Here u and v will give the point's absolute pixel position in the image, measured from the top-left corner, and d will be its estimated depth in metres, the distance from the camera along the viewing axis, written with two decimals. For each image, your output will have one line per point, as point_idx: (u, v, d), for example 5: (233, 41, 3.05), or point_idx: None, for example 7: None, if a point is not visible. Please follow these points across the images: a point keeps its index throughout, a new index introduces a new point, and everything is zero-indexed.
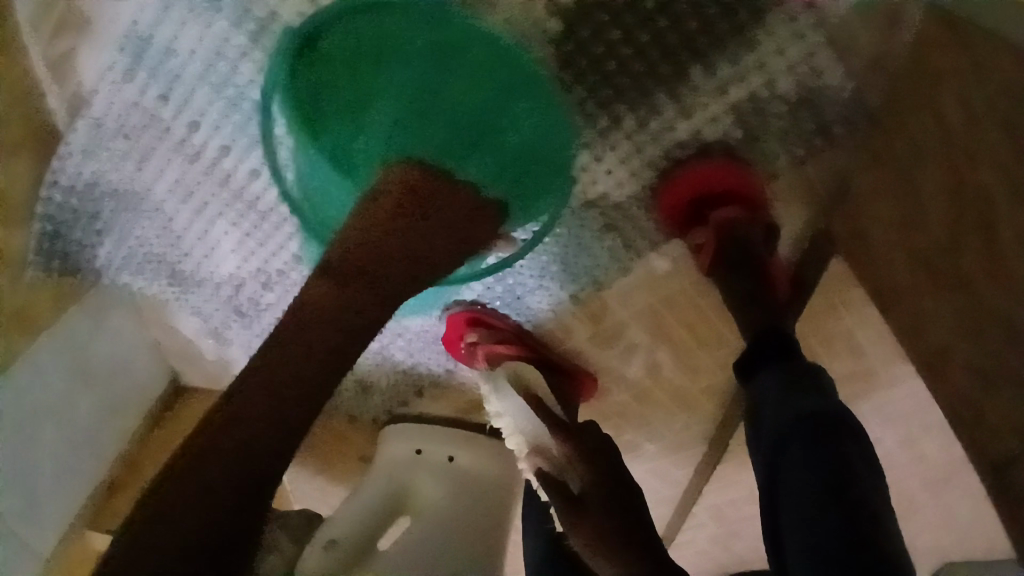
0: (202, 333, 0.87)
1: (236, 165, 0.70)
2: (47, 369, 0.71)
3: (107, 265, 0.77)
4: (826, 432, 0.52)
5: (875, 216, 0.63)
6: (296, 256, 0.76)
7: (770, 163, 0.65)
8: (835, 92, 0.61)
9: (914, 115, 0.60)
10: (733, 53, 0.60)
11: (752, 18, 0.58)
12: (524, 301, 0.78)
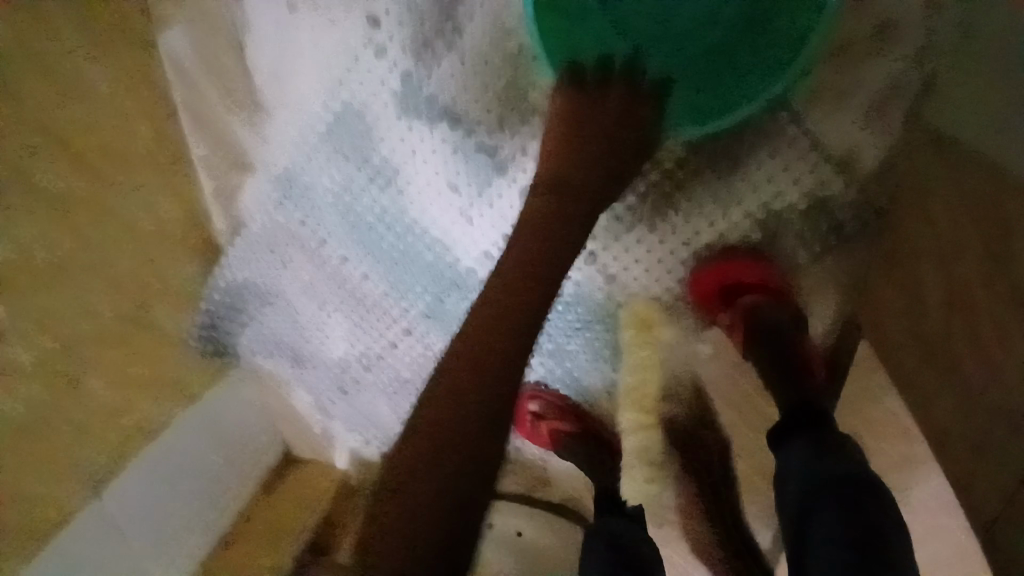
0: (311, 409, 1.04)
1: (351, 271, 0.88)
2: (189, 435, 0.87)
3: (248, 348, 0.96)
4: (861, 495, 0.58)
5: (890, 306, 0.75)
6: (392, 342, 0.92)
7: (792, 258, 0.74)
8: (843, 198, 0.69)
9: (915, 217, 0.73)
10: (761, 174, 0.67)
11: (771, 146, 0.66)
12: (579, 379, 0.87)
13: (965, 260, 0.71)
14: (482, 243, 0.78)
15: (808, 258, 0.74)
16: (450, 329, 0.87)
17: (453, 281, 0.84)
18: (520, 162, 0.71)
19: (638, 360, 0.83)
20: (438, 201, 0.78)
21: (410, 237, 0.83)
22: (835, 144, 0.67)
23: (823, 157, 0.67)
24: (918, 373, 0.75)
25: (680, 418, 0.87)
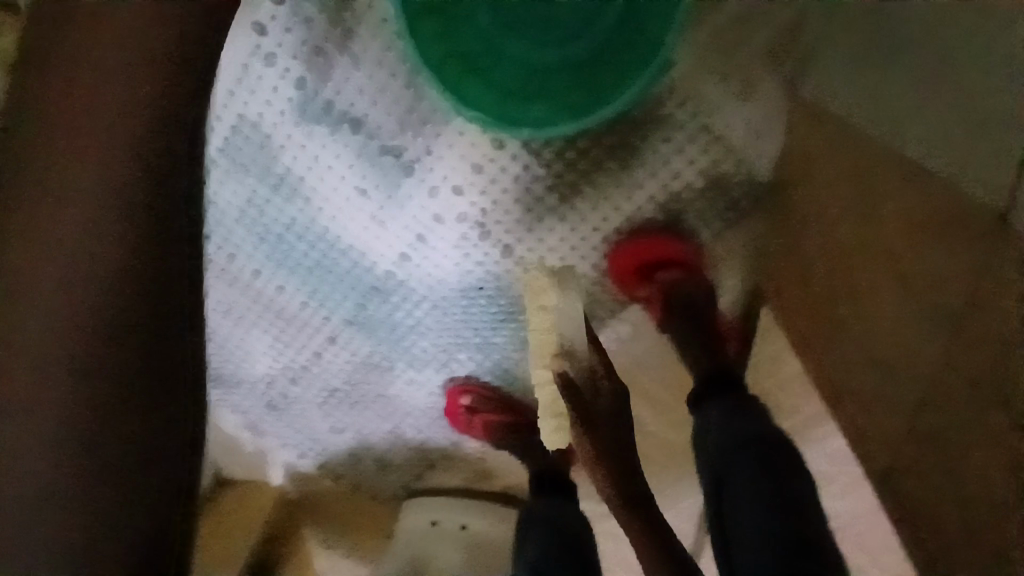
0: (241, 427, 1.01)
1: (265, 285, 0.85)
2: None
3: None
4: (771, 462, 0.61)
5: (796, 275, 0.77)
6: (316, 351, 0.91)
7: (696, 235, 0.78)
8: (731, 175, 0.74)
9: (806, 182, 0.75)
10: (664, 158, 0.73)
11: (671, 131, 0.71)
12: (507, 368, 0.88)
13: (839, 225, 0.74)
14: (398, 245, 0.79)
15: (715, 238, 0.79)
16: (375, 333, 0.88)
17: (374, 285, 0.83)
18: (427, 162, 0.73)
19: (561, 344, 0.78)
20: (347, 207, 0.77)
21: (324, 246, 0.81)
22: (721, 130, 0.72)
23: (707, 141, 0.72)
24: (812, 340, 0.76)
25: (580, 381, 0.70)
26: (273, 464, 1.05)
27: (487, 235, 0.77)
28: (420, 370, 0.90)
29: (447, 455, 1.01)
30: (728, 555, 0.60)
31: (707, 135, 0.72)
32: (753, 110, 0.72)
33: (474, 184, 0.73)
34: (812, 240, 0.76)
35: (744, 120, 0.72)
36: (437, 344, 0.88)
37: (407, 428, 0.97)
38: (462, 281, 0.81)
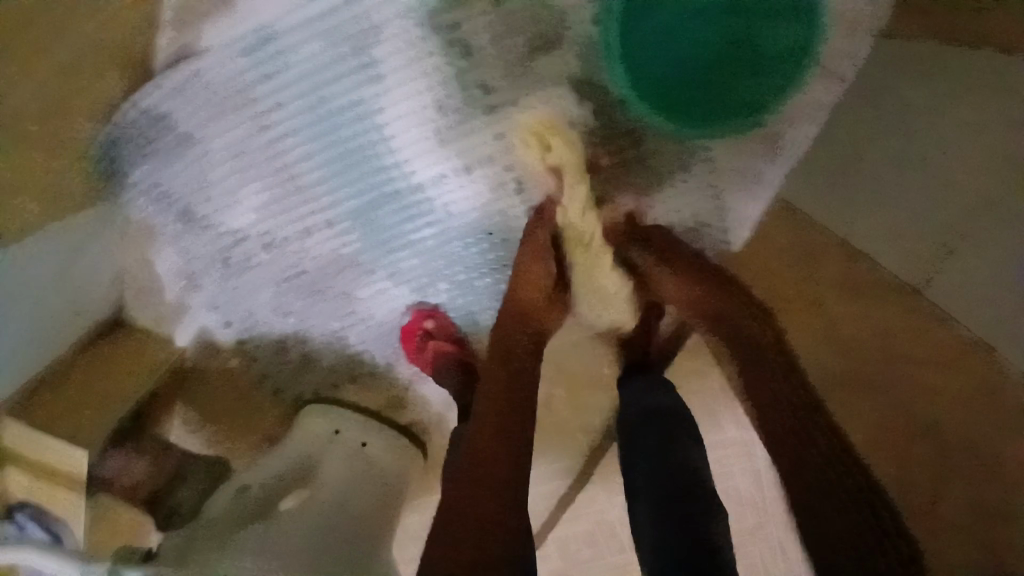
0: (177, 276, 0.96)
1: (293, 147, 0.87)
2: (43, 254, 0.78)
3: (135, 184, 0.88)
4: (667, 417, 0.85)
5: None
6: (306, 229, 0.93)
7: None
8: (715, 232, 0.87)
9: (770, 241, 0.86)
10: (683, 194, 0.87)
11: (699, 174, 0.86)
12: (474, 314, 0.98)
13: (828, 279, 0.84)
14: (443, 165, 0.87)
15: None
16: (373, 236, 0.93)
17: (397, 192, 0.89)
18: (508, 112, 0.83)
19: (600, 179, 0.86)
20: (418, 115, 0.84)
21: (372, 136, 0.85)
22: (723, 196, 0.86)
23: (713, 198, 0.86)
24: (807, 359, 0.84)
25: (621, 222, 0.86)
26: (189, 322, 1.00)
27: (521, 192, 0.88)
28: (395, 284, 0.97)
29: (373, 373, 1.06)
30: (630, 475, 0.83)
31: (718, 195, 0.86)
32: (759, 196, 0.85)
33: (536, 144, 0.85)
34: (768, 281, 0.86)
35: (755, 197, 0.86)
36: (425, 267, 0.95)
37: (350, 335, 1.01)
38: (477, 220, 0.91)
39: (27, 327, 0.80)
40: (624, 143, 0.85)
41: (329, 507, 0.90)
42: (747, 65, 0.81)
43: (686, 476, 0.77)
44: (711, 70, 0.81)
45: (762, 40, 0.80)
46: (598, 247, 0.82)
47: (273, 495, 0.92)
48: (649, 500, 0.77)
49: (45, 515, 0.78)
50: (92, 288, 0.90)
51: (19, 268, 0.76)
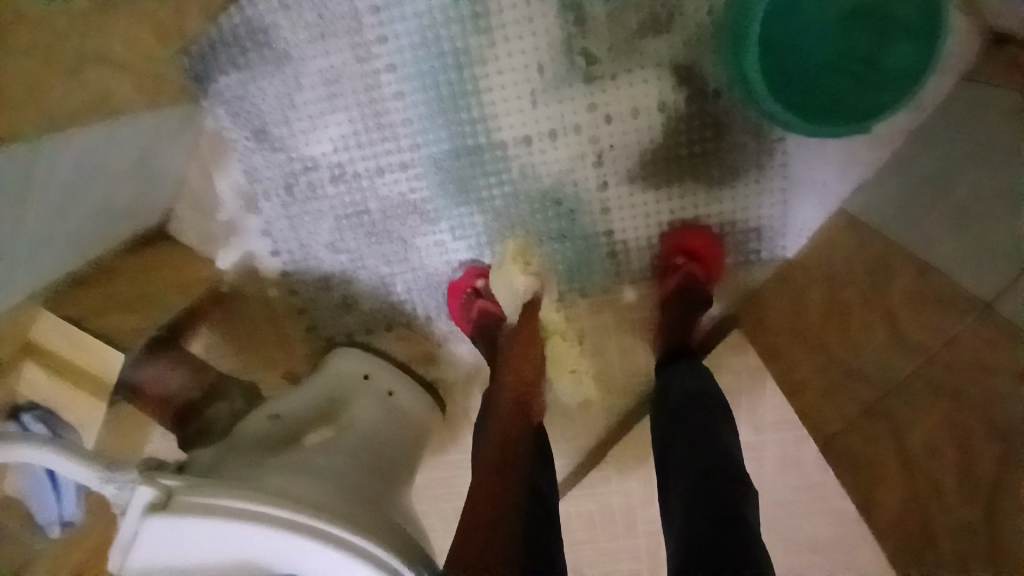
0: (237, 193, 0.95)
1: (387, 83, 0.87)
2: (124, 138, 0.76)
3: (221, 92, 0.88)
4: (700, 400, 0.82)
5: (776, 317, 0.92)
6: (380, 167, 0.92)
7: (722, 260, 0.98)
8: (773, 234, 0.93)
9: (832, 252, 0.87)
10: (751, 194, 0.91)
11: (770, 178, 0.90)
12: (526, 279, 1.00)
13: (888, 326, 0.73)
14: (530, 127, 0.89)
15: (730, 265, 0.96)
16: (445, 187, 0.93)
17: (479, 146, 0.90)
18: (605, 85, 0.85)
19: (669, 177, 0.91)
20: (518, 73, 0.85)
21: (468, 86, 0.87)
22: (791, 202, 0.91)
23: (780, 204, 0.91)
24: (812, 378, 0.83)
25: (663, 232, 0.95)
26: (236, 244, 0.99)
27: (599, 167, 0.91)
28: (454, 239, 0.97)
29: (411, 326, 1.06)
30: (664, 454, 0.81)
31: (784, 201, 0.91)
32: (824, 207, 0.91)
33: (625, 121, 0.87)
34: (820, 294, 0.86)
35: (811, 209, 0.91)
36: (488, 227, 0.96)
37: (398, 283, 1.01)
38: (550, 186, 0.92)
39: (91, 209, 0.77)
40: (708, 136, 0.88)
41: (360, 445, 0.90)
42: (870, 79, 0.75)
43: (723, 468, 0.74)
44: (828, 77, 0.77)
45: (886, 52, 0.74)
46: (563, 369, 1.05)
47: (305, 425, 0.92)
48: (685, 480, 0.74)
49: (56, 418, 0.73)
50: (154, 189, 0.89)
51: (105, 147, 0.73)
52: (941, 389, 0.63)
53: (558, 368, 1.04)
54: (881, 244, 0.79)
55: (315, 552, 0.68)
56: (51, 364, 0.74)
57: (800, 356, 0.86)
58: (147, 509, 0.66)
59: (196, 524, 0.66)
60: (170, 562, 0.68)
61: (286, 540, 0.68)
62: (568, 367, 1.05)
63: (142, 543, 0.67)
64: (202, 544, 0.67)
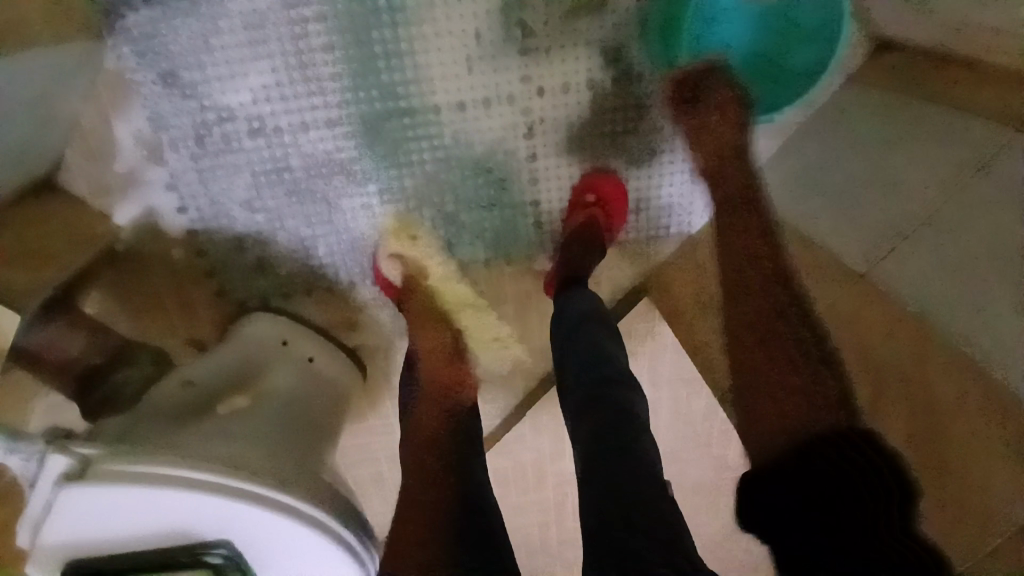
0: (139, 143, 0.87)
1: (316, 35, 0.83)
2: (11, 78, 0.67)
3: (122, 29, 0.80)
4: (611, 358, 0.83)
5: (684, 283, 1.01)
6: (304, 124, 0.88)
7: (634, 234, 1.04)
8: (680, 212, 1.02)
9: (732, 228, 0.97)
10: (662, 172, 0.99)
11: (683, 154, 0.97)
12: (453, 248, 1.01)
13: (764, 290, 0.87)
14: (465, 94, 0.89)
15: (635, 237, 1.04)
16: (376, 147, 0.91)
17: (412, 109, 0.89)
18: (540, 58, 0.88)
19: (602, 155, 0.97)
20: (455, 36, 0.85)
21: (403, 46, 0.85)
22: (697, 185, 1.00)
23: (688, 184, 0.99)
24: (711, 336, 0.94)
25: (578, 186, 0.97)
26: (137, 197, 0.90)
27: (529, 138, 0.94)
28: (382, 203, 0.96)
29: (332, 292, 1.03)
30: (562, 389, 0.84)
31: (695, 183, 0.99)
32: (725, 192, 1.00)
33: (556, 96, 0.91)
34: (719, 263, 0.97)
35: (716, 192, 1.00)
36: (417, 191, 0.96)
37: (320, 246, 0.98)
38: (483, 153, 0.94)
39: None
40: (632, 117, 0.94)
41: (280, 414, 0.86)
42: None
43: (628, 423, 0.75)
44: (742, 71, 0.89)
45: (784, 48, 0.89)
46: (486, 340, 1.05)
47: (219, 393, 0.86)
48: (591, 422, 0.76)
49: None
50: (44, 136, 0.79)
51: None
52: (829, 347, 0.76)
53: (479, 341, 1.04)
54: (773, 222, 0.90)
55: (255, 516, 0.66)
56: None
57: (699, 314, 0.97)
58: (62, 478, 0.61)
59: (113, 495, 0.61)
60: (88, 536, 0.63)
61: (219, 507, 0.64)
62: (491, 336, 1.05)
63: (58, 515, 0.61)
64: (122, 517, 0.63)
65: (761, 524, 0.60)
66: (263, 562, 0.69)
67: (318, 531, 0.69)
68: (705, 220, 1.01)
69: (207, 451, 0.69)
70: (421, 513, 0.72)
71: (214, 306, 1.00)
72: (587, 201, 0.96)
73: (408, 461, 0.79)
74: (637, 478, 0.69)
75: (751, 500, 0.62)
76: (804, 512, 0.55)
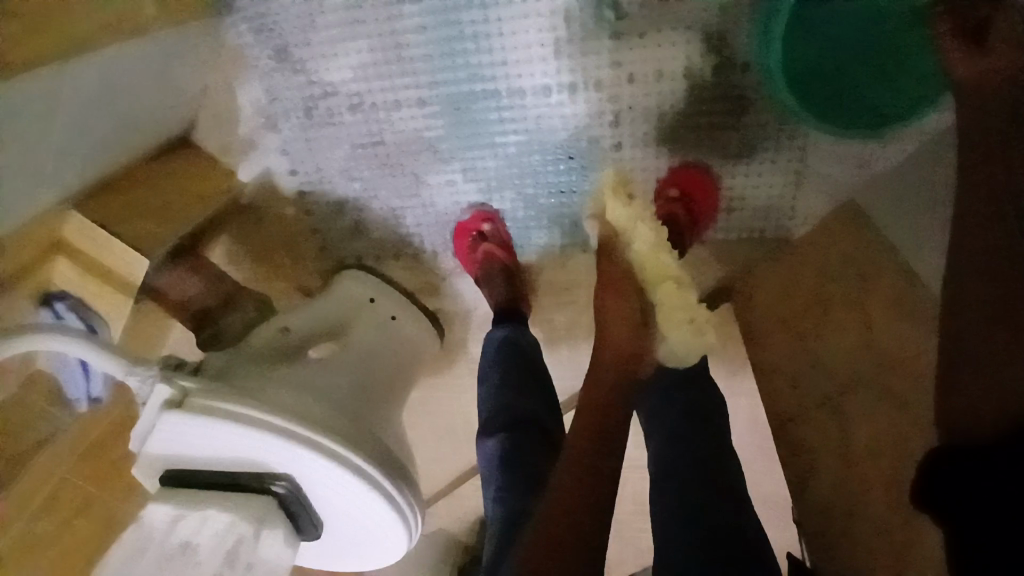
0: (258, 112, 0.98)
1: (409, 17, 0.86)
2: (141, 60, 0.79)
3: (244, 11, 0.90)
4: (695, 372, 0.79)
5: (770, 296, 0.92)
6: (396, 101, 0.93)
7: (728, 236, 0.95)
8: (780, 216, 0.91)
9: (831, 243, 0.87)
10: (761, 173, 0.90)
11: (786, 154, 0.88)
12: (530, 231, 1.02)
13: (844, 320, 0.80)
14: (549, 78, 0.87)
15: (724, 240, 0.95)
16: (461, 127, 0.93)
17: (497, 91, 0.89)
18: (629, 43, 0.83)
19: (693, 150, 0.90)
20: (541, 18, 0.83)
21: (490, 29, 0.85)
22: (801, 191, 0.89)
23: (790, 189, 0.90)
24: (781, 360, 0.86)
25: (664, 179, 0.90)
26: (256, 159, 1.02)
27: (614, 126, 0.89)
28: (465, 180, 0.99)
29: (418, 259, 1.11)
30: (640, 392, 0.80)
31: (798, 187, 0.89)
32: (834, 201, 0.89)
33: (647, 84, 0.85)
34: (807, 280, 0.88)
35: (823, 200, 0.89)
36: (498, 171, 0.97)
37: (407, 216, 1.05)
38: (565, 140, 0.92)
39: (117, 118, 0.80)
40: (728, 111, 0.86)
41: (353, 368, 0.95)
42: None
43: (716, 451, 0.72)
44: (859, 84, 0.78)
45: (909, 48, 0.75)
46: (676, 318, 0.76)
47: (307, 343, 0.97)
48: (665, 427, 0.74)
49: (84, 308, 0.79)
50: (173, 108, 0.92)
51: (126, 63, 0.77)
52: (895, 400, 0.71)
53: (667, 318, 0.76)
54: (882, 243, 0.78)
55: (310, 461, 0.75)
56: (76, 261, 0.79)
57: (775, 336, 0.88)
58: (164, 405, 0.73)
59: (201, 424, 0.73)
60: (184, 450, 0.76)
61: (280, 449, 0.74)
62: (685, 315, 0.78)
63: (161, 430, 0.74)
64: (206, 442, 0.74)
65: (950, 515, 0.53)
66: (317, 497, 0.79)
67: (363, 483, 0.76)
68: (808, 228, 0.90)
69: (284, 398, 0.79)
70: (570, 527, 0.62)
71: (317, 261, 1.10)
72: (670, 196, 0.89)
73: (564, 484, 0.65)
74: (730, 507, 0.67)
75: (929, 484, 0.58)
76: (1014, 520, 0.48)
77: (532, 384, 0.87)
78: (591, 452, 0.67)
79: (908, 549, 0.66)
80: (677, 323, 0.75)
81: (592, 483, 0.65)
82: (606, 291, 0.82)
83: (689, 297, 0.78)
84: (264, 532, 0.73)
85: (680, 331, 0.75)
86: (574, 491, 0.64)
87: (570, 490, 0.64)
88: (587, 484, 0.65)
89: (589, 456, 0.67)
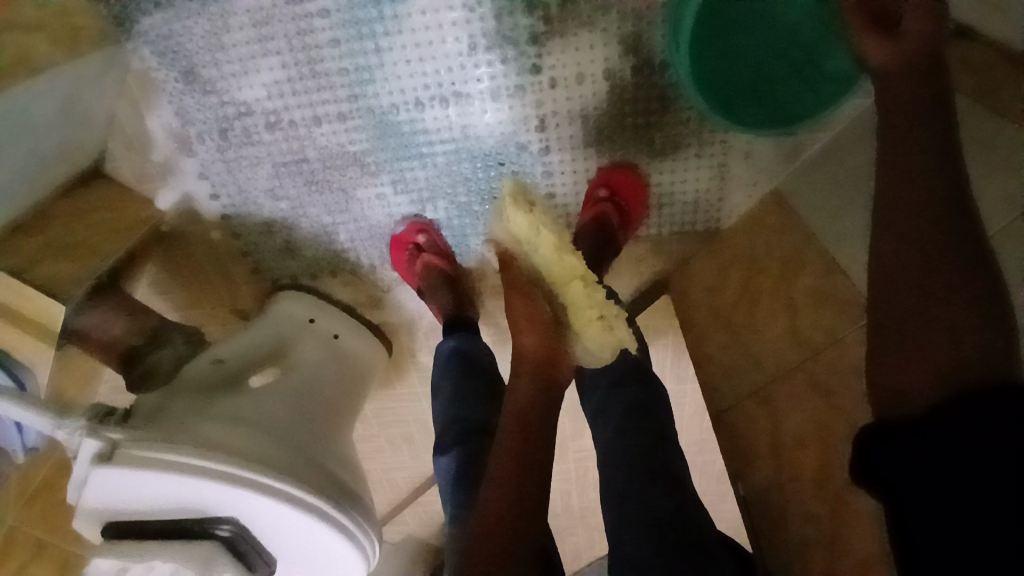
0: (170, 135, 0.93)
1: (320, 30, 0.83)
2: (40, 98, 0.74)
3: (143, 33, 0.85)
4: (636, 371, 0.81)
5: (700, 285, 0.96)
6: (317, 117, 0.90)
7: (656, 230, 0.98)
8: (708, 208, 0.95)
9: (755, 233, 0.90)
10: (686, 170, 0.92)
11: (709, 149, 0.90)
12: (467, 237, 1.01)
13: (772, 313, 0.82)
14: (472, 87, 0.85)
15: (655, 232, 0.98)
16: (387, 139, 0.91)
17: (419, 102, 0.87)
18: (549, 47, 0.82)
19: (620, 151, 0.91)
20: (460, 27, 0.81)
21: (406, 39, 0.83)
22: (724, 182, 0.92)
23: (713, 183, 0.93)
24: (717, 351, 0.90)
25: (593, 182, 0.92)
26: (173, 184, 0.97)
27: (542, 131, 0.89)
28: (395, 193, 0.97)
29: (356, 273, 1.08)
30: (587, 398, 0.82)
31: (721, 180, 0.92)
32: (756, 192, 0.92)
33: (570, 87, 0.85)
34: (737, 271, 0.90)
35: (746, 191, 0.92)
36: (430, 181, 0.96)
37: (340, 232, 1.02)
38: (494, 147, 0.91)
39: (16, 161, 0.76)
40: (650, 111, 0.86)
41: (298, 391, 0.94)
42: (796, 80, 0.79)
43: (663, 446, 0.74)
44: (768, 83, 0.80)
45: (822, 41, 0.76)
46: (587, 318, 0.74)
47: (244, 370, 0.94)
48: (612, 429, 0.76)
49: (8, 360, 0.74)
50: (81, 138, 0.87)
51: (23, 104, 0.72)
52: (820, 387, 0.73)
53: (579, 319, 0.74)
54: (801, 232, 0.82)
55: (253, 500, 0.73)
56: None
57: (710, 327, 0.92)
58: (95, 459, 0.69)
59: (139, 475, 0.69)
60: (116, 502, 0.72)
61: (224, 492, 0.72)
62: (595, 313, 0.74)
63: (93, 486, 0.70)
64: (150, 491, 0.71)
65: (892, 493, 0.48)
66: (264, 532, 0.77)
67: (312, 514, 0.76)
68: (734, 220, 0.95)
69: (227, 441, 0.77)
70: (498, 539, 0.64)
71: (252, 283, 1.07)
72: (597, 199, 0.91)
73: (494, 489, 0.67)
74: (681, 500, 0.68)
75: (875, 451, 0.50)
76: (953, 502, 0.43)
77: (483, 394, 0.87)
78: (523, 458, 0.68)
79: (837, 536, 0.67)
80: (588, 323, 0.74)
81: (525, 480, 0.67)
82: (511, 292, 0.77)
83: (596, 294, 0.77)
84: (212, 574, 0.70)
85: (591, 329, 0.74)
86: (505, 498, 0.66)
87: (498, 501, 0.66)
88: (516, 492, 0.66)
89: (526, 455, 0.68)
